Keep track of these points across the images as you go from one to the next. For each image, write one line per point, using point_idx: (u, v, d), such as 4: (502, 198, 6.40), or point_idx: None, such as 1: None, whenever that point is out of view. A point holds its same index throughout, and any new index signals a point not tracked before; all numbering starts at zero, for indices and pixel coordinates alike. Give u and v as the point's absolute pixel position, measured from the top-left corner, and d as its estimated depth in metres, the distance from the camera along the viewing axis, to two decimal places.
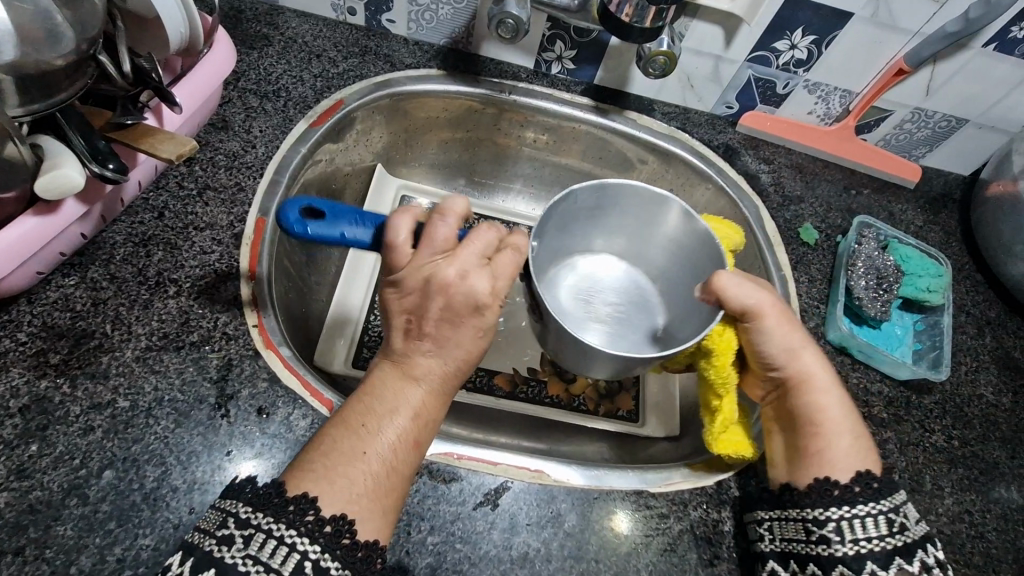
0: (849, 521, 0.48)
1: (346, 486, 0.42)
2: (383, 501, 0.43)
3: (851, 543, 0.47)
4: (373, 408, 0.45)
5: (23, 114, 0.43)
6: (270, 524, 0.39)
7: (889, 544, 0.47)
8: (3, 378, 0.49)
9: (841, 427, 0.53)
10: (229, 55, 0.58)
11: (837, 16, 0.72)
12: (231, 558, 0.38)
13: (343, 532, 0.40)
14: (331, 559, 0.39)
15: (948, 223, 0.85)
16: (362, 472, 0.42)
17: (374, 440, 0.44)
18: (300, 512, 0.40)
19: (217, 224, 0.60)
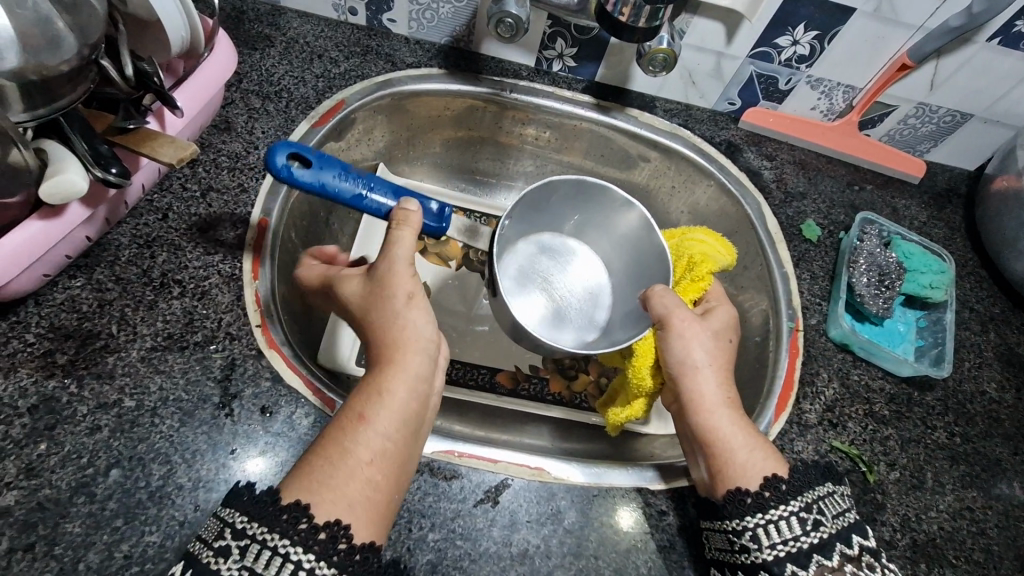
0: (770, 526, 0.47)
1: (326, 494, 0.42)
2: (370, 505, 0.43)
3: (769, 549, 0.47)
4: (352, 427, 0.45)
5: (26, 118, 0.43)
6: (263, 534, 0.39)
7: (806, 544, 0.46)
8: (11, 379, 0.50)
9: (735, 430, 0.54)
10: (230, 57, 0.59)
11: (839, 11, 0.71)
12: (228, 570, 0.38)
13: (337, 536, 0.40)
14: (326, 566, 0.39)
15: (952, 218, 0.85)
16: (339, 482, 0.43)
17: (348, 450, 0.44)
18: (293, 521, 0.40)
19: (220, 225, 0.60)
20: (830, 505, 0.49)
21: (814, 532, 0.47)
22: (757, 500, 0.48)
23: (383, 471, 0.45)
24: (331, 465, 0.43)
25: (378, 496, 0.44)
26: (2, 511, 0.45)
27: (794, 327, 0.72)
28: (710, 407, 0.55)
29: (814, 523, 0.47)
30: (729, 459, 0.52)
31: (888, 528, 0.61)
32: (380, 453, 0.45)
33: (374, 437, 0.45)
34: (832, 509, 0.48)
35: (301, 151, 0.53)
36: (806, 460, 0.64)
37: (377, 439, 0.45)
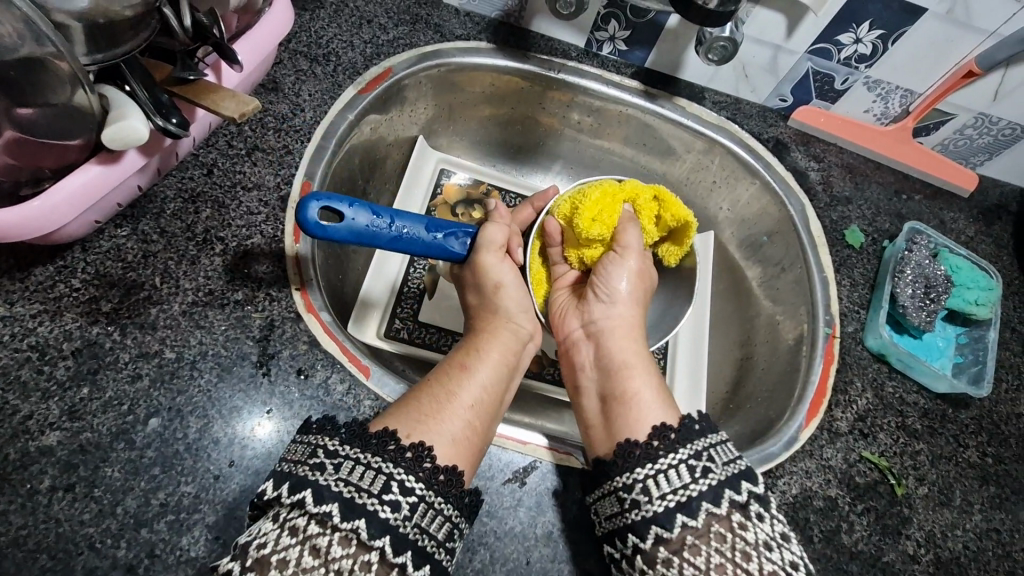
0: (655, 478, 0.47)
1: (429, 429, 0.47)
2: (465, 445, 0.48)
3: (658, 500, 0.46)
4: (448, 391, 0.51)
5: (91, 63, 0.43)
6: (359, 455, 0.43)
7: (692, 489, 0.45)
8: (57, 322, 0.50)
9: (653, 400, 0.54)
10: (288, 16, 0.57)
11: (909, 11, 0.69)
12: (326, 480, 0.41)
13: (422, 455, 0.44)
14: (416, 480, 0.43)
15: (1001, 236, 0.82)
16: (439, 420, 0.48)
17: (454, 394, 0.51)
18: (383, 442, 0.44)
19: (264, 185, 0.60)
20: (721, 453, 0.48)
21: (700, 479, 0.46)
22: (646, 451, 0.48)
23: (476, 420, 0.50)
24: (433, 406, 0.49)
25: (474, 438, 0.49)
26: (46, 450, 0.46)
27: (831, 334, 0.71)
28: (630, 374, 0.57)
29: (703, 470, 0.46)
30: (636, 411, 0.53)
31: (913, 542, 0.61)
32: (478, 400, 0.51)
33: (474, 384, 0.52)
34: (722, 457, 0.48)
35: (332, 203, 0.50)
36: (835, 468, 0.64)
37: (475, 387, 0.52)
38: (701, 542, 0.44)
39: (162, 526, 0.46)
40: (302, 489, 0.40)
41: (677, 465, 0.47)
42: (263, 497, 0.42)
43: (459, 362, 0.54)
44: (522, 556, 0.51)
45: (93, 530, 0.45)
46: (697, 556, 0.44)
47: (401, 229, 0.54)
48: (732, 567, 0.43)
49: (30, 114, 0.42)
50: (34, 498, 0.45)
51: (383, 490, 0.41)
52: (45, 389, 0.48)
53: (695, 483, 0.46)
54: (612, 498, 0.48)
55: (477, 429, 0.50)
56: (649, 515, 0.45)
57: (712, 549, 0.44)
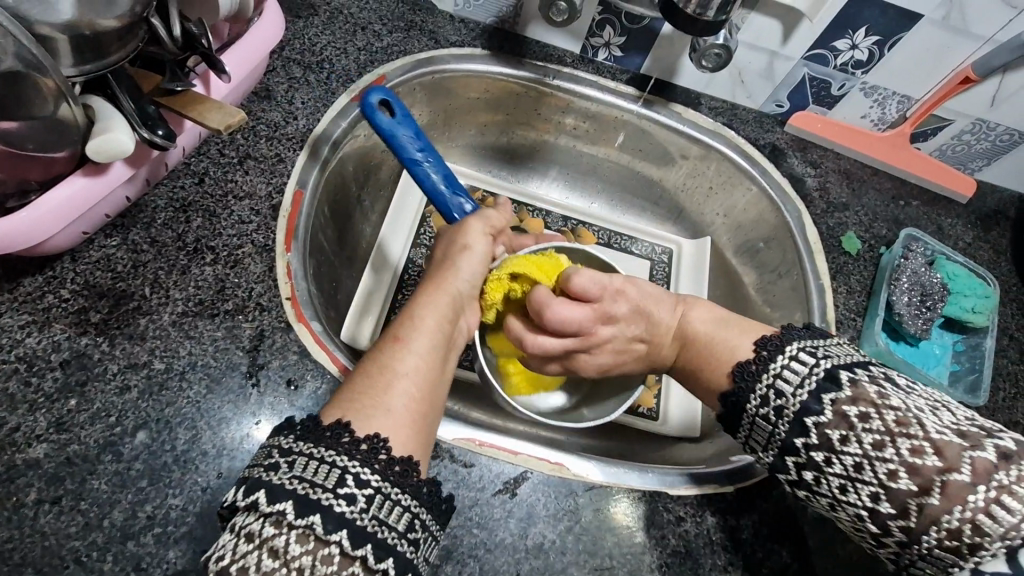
0: (772, 390, 0.46)
1: (367, 409, 0.46)
2: (408, 420, 0.47)
3: (792, 400, 0.45)
4: (389, 368, 0.49)
5: (76, 75, 0.43)
6: (312, 449, 0.42)
7: (822, 371, 0.44)
8: (45, 333, 0.50)
9: (720, 325, 0.53)
10: (279, 25, 0.57)
11: (906, 17, 0.68)
12: (279, 480, 0.41)
13: (377, 447, 0.44)
14: (371, 472, 0.42)
15: (999, 242, 0.82)
16: (382, 401, 0.47)
17: (389, 368, 0.49)
18: (337, 436, 0.43)
19: (255, 193, 0.60)
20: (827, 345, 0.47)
21: (818, 365, 0.45)
22: (757, 364, 0.47)
23: (420, 394, 0.49)
24: (375, 387, 0.48)
25: (415, 412, 0.48)
26: (33, 463, 0.46)
27: None
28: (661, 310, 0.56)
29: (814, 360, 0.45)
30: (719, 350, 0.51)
31: None
32: (418, 370, 0.50)
33: (411, 355, 0.50)
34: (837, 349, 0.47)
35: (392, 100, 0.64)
36: None
37: (413, 358, 0.50)
38: (851, 430, 0.42)
39: (148, 539, 0.46)
40: (255, 491, 0.41)
41: (786, 367, 0.46)
42: (227, 508, 0.42)
43: (394, 333, 0.52)
44: (513, 569, 0.51)
45: (79, 543, 0.45)
46: (848, 444, 0.42)
47: (422, 158, 0.63)
48: (869, 460, 0.41)
49: (14, 126, 0.41)
50: (20, 511, 0.45)
51: (338, 484, 0.41)
52: (32, 401, 0.48)
53: (817, 365, 0.45)
54: (757, 421, 0.47)
55: (416, 400, 0.48)
56: (798, 409, 0.44)
57: (863, 434, 0.42)
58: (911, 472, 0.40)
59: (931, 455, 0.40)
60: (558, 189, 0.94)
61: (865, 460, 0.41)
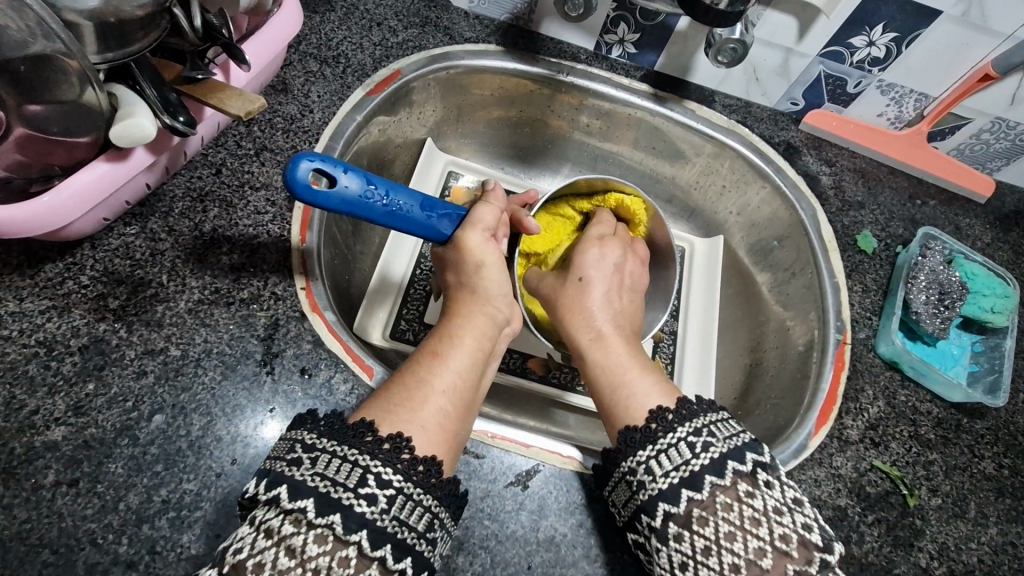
0: (659, 458, 0.47)
1: (403, 420, 0.46)
2: (440, 433, 0.47)
3: (662, 478, 0.46)
4: (425, 379, 0.50)
5: (100, 61, 0.44)
6: (335, 447, 0.43)
7: (706, 459, 0.46)
8: (65, 318, 0.51)
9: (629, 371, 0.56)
10: (297, 18, 0.58)
11: (923, 13, 0.68)
12: (301, 475, 0.41)
13: (399, 446, 0.44)
14: (393, 472, 0.42)
15: (1019, 242, 0.81)
16: (416, 411, 0.47)
17: (428, 382, 0.50)
18: (360, 435, 0.43)
19: (272, 185, 0.60)
20: (723, 428, 0.48)
21: (701, 454, 0.46)
22: (646, 433, 0.49)
23: (453, 406, 0.49)
24: (410, 396, 0.48)
25: (447, 426, 0.48)
26: (51, 445, 0.47)
27: (842, 340, 0.70)
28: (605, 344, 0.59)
29: (704, 445, 0.47)
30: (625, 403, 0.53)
31: (926, 554, 0.59)
32: (453, 387, 0.50)
33: (447, 370, 0.51)
34: (724, 432, 0.48)
35: (325, 164, 0.47)
36: (845, 476, 0.62)
37: (450, 374, 0.51)
38: (708, 513, 0.44)
39: (163, 523, 0.46)
40: (277, 485, 0.40)
41: (679, 445, 0.47)
42: (247, 497, 0.42)
43: (432, 348, 0.53)
44: (524, 561, 0.51)
45: (95, 526, 0.45)
46: (705, 526, 0.44)
47: (395, 203, 0.51)
48: (716, 547, 0.44)
49: (39, 110, 0.43)
50: (38, 493, 0.45)
51: (359, 483, 0.41)
52: (51, 384, 0.48)
53: (699, 457, 0.46)
54: (622, 484, 0.49)
55: (450, 415, 0.49)
56: (657, 491, 0.46)
57: (722, 518, 0.44)
58: (749, 567, 0.43)
59: (793, 544, 0.43)
60: None
61: (714, 545, 0.44)
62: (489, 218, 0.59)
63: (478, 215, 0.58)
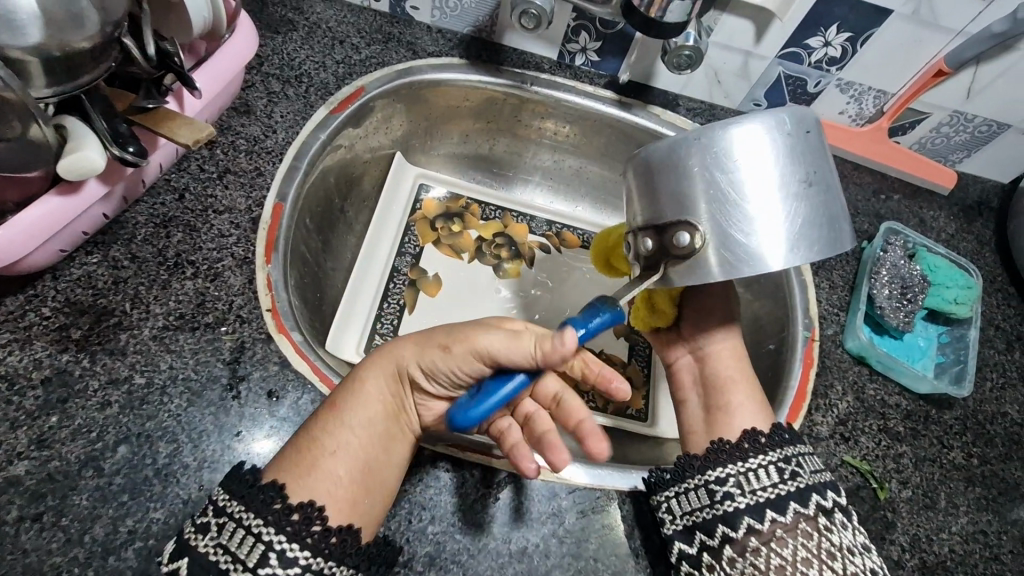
0: (745, 476, 0.49)
1: (310, 485, 0.44)
2: (349, 489, 0.46)
3: (739, 496, 0.48)
4: (326, 449, 0.47)
5: (49, 93, 0.44)
6: (241, 514, 0.41)
7: (781, 491, 0.48)
8: (27, 351, 0.51)
9: (744, 381, 0.62)
10: (251, 42, 0.59)
11: (876, 12, 0.69)
12: (203, 547, 0.41)
13: (310, 517, 0.42)
14: (301, 548, 0.41)
15: (983, 233, 0.82)
16: (317, 478, 0.45)
17: (327, 449, 0.47)
18: (269, 501, 0.42)
19: (235, 207, 0.61)
20: (807, 463, 0.51)
21: (789, 481, 0.49)
22: (736, 451, 0.51)
23: (360, 467, 0.47)
24: (307, 464, 0.46)
25: (357, 485, 0.46)
26: (13, 480, 0.46)
27: (809, 337, 0.71)
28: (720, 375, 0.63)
29: (790, 473, 0.49)
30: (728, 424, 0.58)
31: (897, 547, 0.60)
32: (354, 455, 0.47)
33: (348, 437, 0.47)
34: (809, 466, 0.51)
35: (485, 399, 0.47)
36: None
37: (351, 438, 0.48)
38: (789, 534, 0.46)
39: (130, 554, 0.46)
40: (179, 558, 0.40)
41: (763, 468, 0.49)
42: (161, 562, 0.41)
43: (339, 415, 0.48)
44: (496, 574, 0.51)
45: (60, 559, 0.45)
46: (759, 558, 0.46)
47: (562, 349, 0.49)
48: (791, 568, 0.45)
49: None
50: (1, 529, 0.45)
51: (258, 561, 0.40)
52: (14, 418, 0.48)
53: (784, 483, 0.49)
54: (700, 492, 0.50)
55: (360, 476, 0.47)
56: (740, 506, 0.48)
57: (800, 543, 0.46)
58: None
59: None
60: (544, 194, 0.94)
61: (790, 565, 0.45)
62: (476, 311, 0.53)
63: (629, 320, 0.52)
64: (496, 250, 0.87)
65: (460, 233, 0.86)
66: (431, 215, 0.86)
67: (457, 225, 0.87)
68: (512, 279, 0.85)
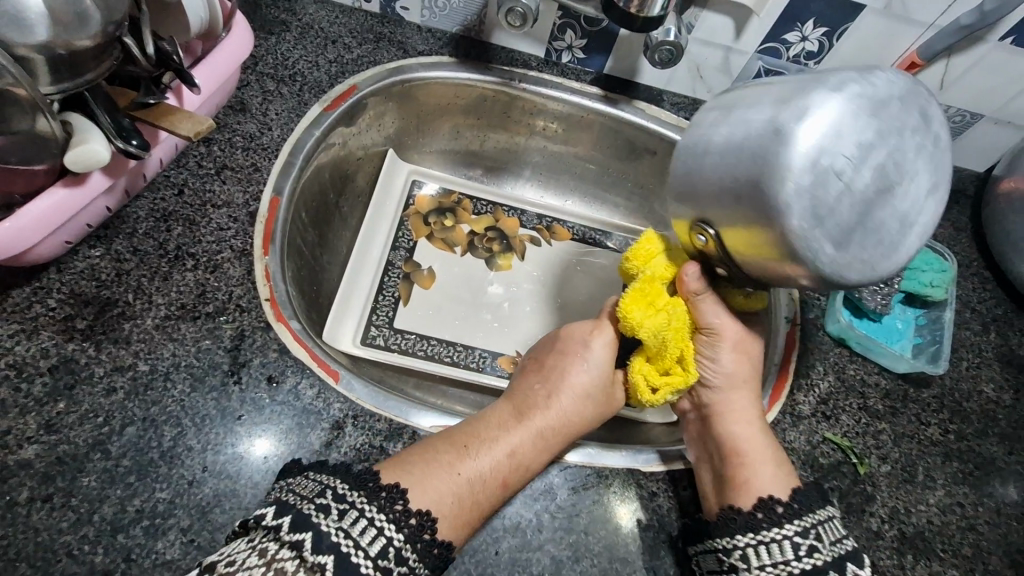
0: (760, 548, 0.51)
1: (421, 485, 0.48)
2: (465, 504, 0.50)
3: (757, 569, 0.50)
4: (461, 456, 0.52)
5: (53, 92, 0.46)
6: (363, 503, 0.44)
7: (797, 568, 0.49)
8: (33, 340, 0.52)
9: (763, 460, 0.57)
10: (247, 41, 0.60)
11: (849, 7, 0.72)
12: (326, 525, 0.42)
13: (423, 524, 0.45)
14: (412, 551, 0.44)
15: (958, 219, 0.85)
16: (443, 481, 0.49)
17: (462, 462, 0.52)
18: (392, 499, 0.45)
19: (233, 202, 0.62)
20: (828, 531, 0.51)
21: (804, 558, 0.49)
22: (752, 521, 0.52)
23: (476, 488, 0.51)
24: (431, 465, 0.50)
25: (466, 501, 0.50)
26: (24, 463, 0.48)
27: (792, 322, 0.73)
28: (740, 423, 0.59)
29: (807, 549, 0.50)
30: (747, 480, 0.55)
31: (877, 519, 0.62)
32: (477, 478, 0.51)
33: (480, 458, 0.52)
34: (829, 536, 0.51)
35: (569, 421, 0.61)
36: (799, 450, 0.65)
37: (484, 462, 0.52)
38: None
39: (138, 532, 0.48)
40: (284, 514, 0.42)
41: (781, 542, 0.50)
42: (255, 520, 0.43)
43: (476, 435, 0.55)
44: (491, 548, 0.53)
45: (71, 538, 0.47)
46: None
47: None
48: None
49: None
50: (14, 509, 0.47)
51: (379, 553, 0.42)
52: (22, 405, 0.50)
53: (800, 560, 0.49)
54: (716, 555, 0.52)
55: (474, 497, 0.50)
56: None
57: None
58: None
59: None
60: (533, 189, 0.97)
61: None
62: (596, 357, 0.62)
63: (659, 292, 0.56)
64: (488, 244, 0.89)
65: (453, 227, 0.88)
66: (424, 210, 0.89)
67: (449, 220, 0.89)
68: (503, 271, 0.87)
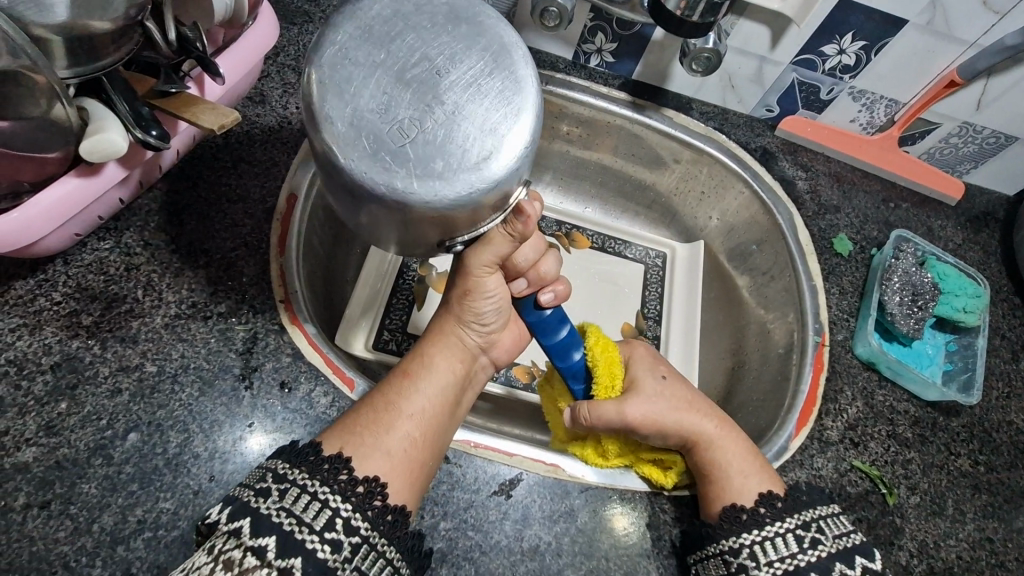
0: (764, 543, 0.49)
1: (367, 446, 0.46)
2: (405, 464, 0.46)
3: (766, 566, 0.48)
4: (386, 405, 0.49)
5: (70, 75, 0.44)
6: (306, 481, 0.41)
7: (804, 561, 0.48)
8: (36, 336, 0.50)
9: (747, 462, 0.56)
10: (271, 29, 0.58)
11: (890, 21, 0.69)
12: (267, 509, 0.40)
13: (372, 492, 0.43)
14: (361, 519, 0.41)
15: (989, 243, 0.82)
16: (382, 438, 0.47)
17: (396, 407, 0.49)
18: (335, 471, 0.43)
19: (249, 198, 0.60)
20: (831, 526, 0.50)
21: (810, 550, 0.48)
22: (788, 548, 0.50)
23: (422, 429, 0.49)
24: (374, 423, 0.47)
25: (414, 455, 0.47)
26: (21, 467, 0.46)
27: (820, 342, 0.71)
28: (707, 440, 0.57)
29: (812, 541, 0.49)
30: (733, 480, 0.54)
31: (905, 552, 0.60)
32: (420, 413, 0.49)
33: (417, 396, 0.50)
34: (833, 530, 0.50)
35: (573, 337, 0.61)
36: (825, 477, 0.63)
37: (419, 400, 0.50)
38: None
39: (138, 544, 0.45)
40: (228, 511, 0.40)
41: (784, 537, 0.49)
42: (207, 523, 0.41)
43: (403, 370, 0.53)
44: (508, 572, 0.50)
45: (67, 548, 0.44)
46: None
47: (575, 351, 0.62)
48: None
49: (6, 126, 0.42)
50: (8, 516, 0.44)
51: (325, 526, 0.40)
52: (21, 404, 0.47)
53: (806, 553, 0.48)
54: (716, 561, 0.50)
55: (417, 444, 0.48)
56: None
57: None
58: None
59: None
60: (553, 194, 0.94)
61: None
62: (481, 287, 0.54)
63: (486, 248, 0.49)
64: None
65: None
66: None
67: None
68: None
